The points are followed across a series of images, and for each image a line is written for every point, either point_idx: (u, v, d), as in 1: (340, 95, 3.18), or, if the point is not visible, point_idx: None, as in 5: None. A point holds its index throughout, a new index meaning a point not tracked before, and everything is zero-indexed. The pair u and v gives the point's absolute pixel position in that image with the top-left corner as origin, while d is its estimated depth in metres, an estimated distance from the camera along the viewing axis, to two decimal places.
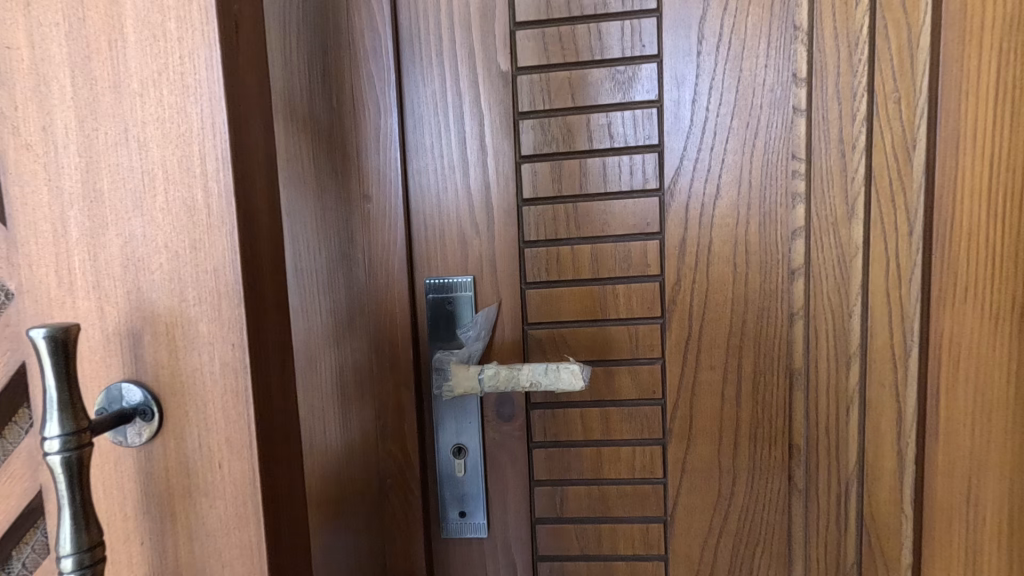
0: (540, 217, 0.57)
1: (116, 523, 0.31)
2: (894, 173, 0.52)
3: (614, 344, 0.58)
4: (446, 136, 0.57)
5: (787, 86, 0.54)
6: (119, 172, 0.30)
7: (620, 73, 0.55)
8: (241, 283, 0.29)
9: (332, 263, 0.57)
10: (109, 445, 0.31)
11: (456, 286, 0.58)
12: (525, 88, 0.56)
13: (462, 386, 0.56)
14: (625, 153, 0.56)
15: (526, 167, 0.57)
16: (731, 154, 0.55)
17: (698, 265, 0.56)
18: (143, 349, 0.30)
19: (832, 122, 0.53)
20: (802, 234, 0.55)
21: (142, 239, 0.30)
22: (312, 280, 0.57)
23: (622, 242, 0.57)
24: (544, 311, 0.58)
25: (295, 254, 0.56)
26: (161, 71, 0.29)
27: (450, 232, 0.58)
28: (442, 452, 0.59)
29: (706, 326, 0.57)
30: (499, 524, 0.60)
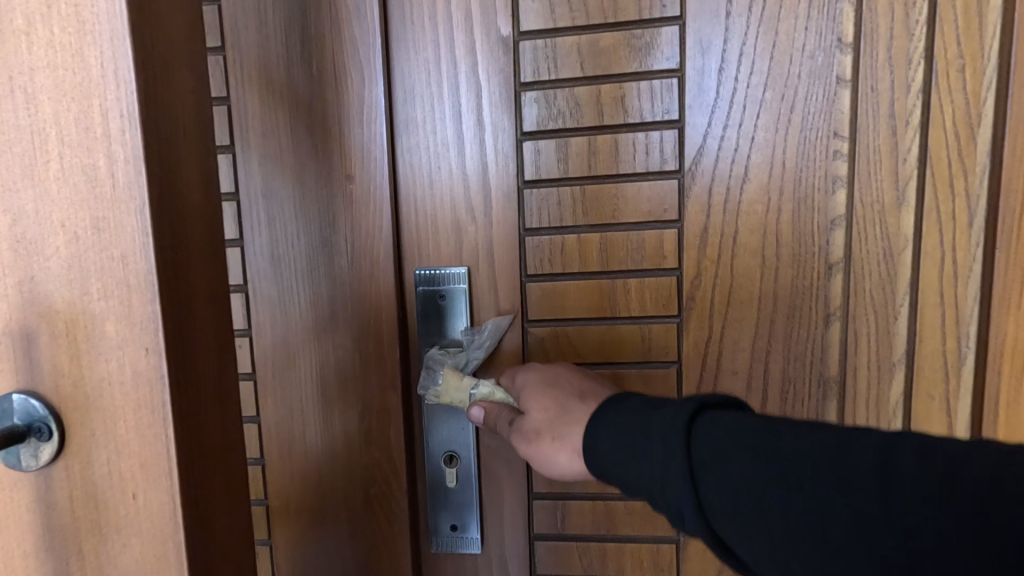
0: (543, 202, 0.51)
1: (15, 558, 0.28)
2: (954, 153, 0.46)
3: (623, 345, 0.52)
4: (438, 109, 0.51)
5: (829, 52, 0.47)
6: (5, 134, 0.26)
7: (636, 38, 0.48)
8: (157, 273, 0.25)
9: (312, 250, 0.52)
10: (4, 467, 0.27)
11: (449, 277, 0.52)
12: (527, 56, 0.50)
13: (452, 396, 0.50)
14: (639, 129, 0.49)
15: (528, 145, 0.51)
16: (762, 131, 0.48)
17: (720, 258, 0.50)
18: (39, 353, 0.26)
19: (881, 93, 0.46)
20: (843, 224, 0.48)
21: (33, 217, 0.26)
22: (291, 268, 0.52)
23: (635, 230, 0.50)
24: (545, 306, 0.52)
25: (272, 240, 0.52)
26: (51, 5, 0.25)
27: (444, 218, 0.52)
28: (432, 460, 0.54)
29: (728, 327, 0.51)
30: (493, 540, 0.55)
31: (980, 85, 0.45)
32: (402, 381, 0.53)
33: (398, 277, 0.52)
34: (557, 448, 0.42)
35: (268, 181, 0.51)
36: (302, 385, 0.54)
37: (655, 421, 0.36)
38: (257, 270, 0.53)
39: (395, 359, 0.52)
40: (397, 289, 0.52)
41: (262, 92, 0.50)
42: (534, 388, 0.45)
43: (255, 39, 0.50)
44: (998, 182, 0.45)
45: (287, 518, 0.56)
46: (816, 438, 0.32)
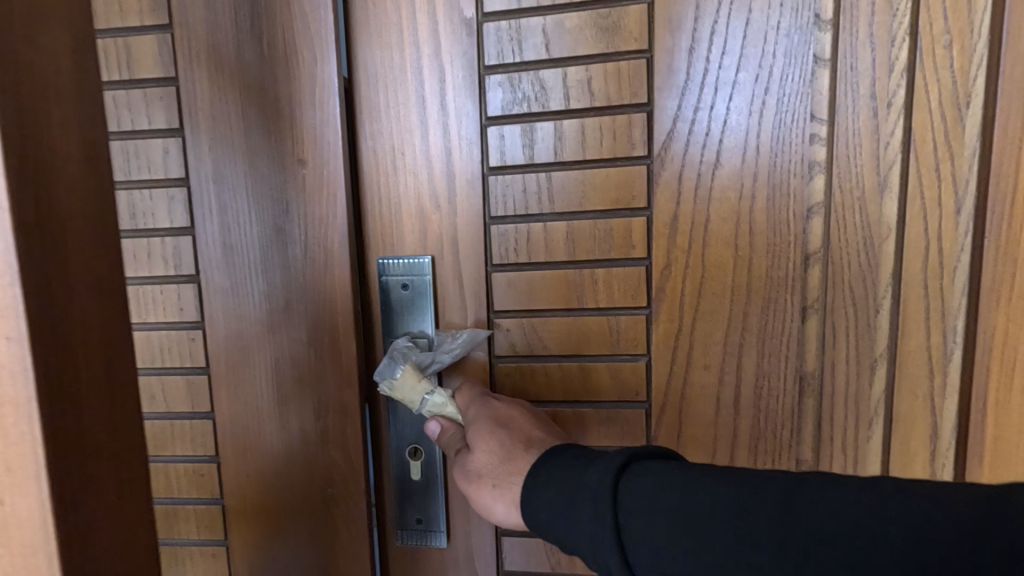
0: (508, 189, 0.49)
1: None
2: (940, 136, 0.43)
3: (591, 339, 0.49)
4: (396, 91, 0.48)
5: (807, 30, 0.44)
6: None
7: (603, 18, 0.46)
8: (24, 256, 0.25)
9: (264, 239, 0.50)
10: None
11: (412, 268, 0.50)
12: (490, 37, 0.47)
13: (405, 395, 0.48)
14: (607, 112, 0.47)
15: (491, 130, 0.48)
16: (734, 114, 0.46)
17: (691, 246, 0.47)
18: None
19: (862, 75, 0.43)
20: (822, 211, 0.45)
21: None
22: (243, 258, 0.50)
23: (602, 218, 0.48)
24: (511, 298, 0.50)
25: (224, 228, 0.50)
26: None
27: (405, 206, 0.49)
28: (397, 451, 0.52)
29: (699, 320, 0.48)
30: (458, 537, 0.53)
31: (966, 64, 0.42)
32: (359, 376, 0.50)
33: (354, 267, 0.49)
34: (497, 497, 0.41)
35: (219, 166, 0.49)
36: (256, 379, 0.52)
37: (587, 475, 0.34)
38: (209, 259, 0.51)
39: (352, 352, 0.50)
40: (354, 279, 0.49)
41: (212, 72, 0.48)
42: (482, 429, 0.44)
43: (204, 17, 0.48)
44: (987, 167, 0.43)
45: (244, 518, 0.54)
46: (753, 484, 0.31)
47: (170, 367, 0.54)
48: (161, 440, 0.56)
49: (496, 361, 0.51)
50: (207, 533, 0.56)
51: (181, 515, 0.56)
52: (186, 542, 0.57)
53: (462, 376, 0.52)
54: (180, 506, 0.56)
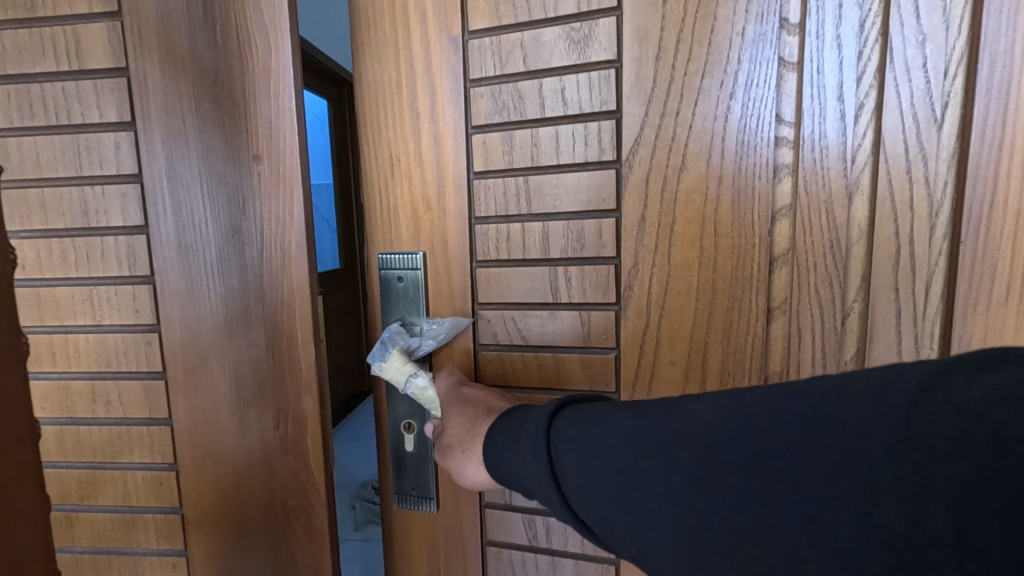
0: (489, 188, 0.78)
1: None
2: (842, 157, 0.65)
3: (566, 325, 0.78)
4: (450, 90, 0.77)
5: (763, 57, 0.66)
6: None
7: (575, 32, 0.71)
8: None
9: (222, 238, 0.62)
10: None
11: (410, 261, 0.82)
12: (474, 55, 0.76)
13: (393, 374, 0.78)
14: (580, 120, 0.73)
15: (476, 135, 0.77)
16: (698, 119, 0.70)
17: (664, 223, 0.73)
18: None
19: (755, 98, 0.67)
20: (786, 218, 0.68)
21: None
22: (196, 257, 0.63)
23: (572, 220, 0.75)
24: (493, 281, 0.80)
25: (179, 216, 0.62)
26: None
27: (402, 204, 0.82)
28: (396, 424, 0.85)
29: (664, 307, 0.74)
30: (453, 508, 0.85)
31: (944, 68, 0.60)
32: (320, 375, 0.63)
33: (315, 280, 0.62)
34: (467, 454, 0.69)
35: (163, 183, 0.62)
36: (211, 377, 0.64)
37: (527, 427, 0.58)
38: (161, 247, 0.63)
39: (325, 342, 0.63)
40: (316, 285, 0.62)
41: (164, 75, 0.60)
42: (455, 412, 0.72)
43: (154, 9, 0.60)
44: (964, 168, 0.61)
45: (186, 491, 0.67)
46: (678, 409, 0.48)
47: (121, 326, 0.65)
48: (121, 449, 0.67)
49: (480, 345, 0.83)
50: (156, 501, 0.68)
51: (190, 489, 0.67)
52: (190, 510, 0.68)
53: (449, 356, 0.84)
54: (130, 471, 0.68)
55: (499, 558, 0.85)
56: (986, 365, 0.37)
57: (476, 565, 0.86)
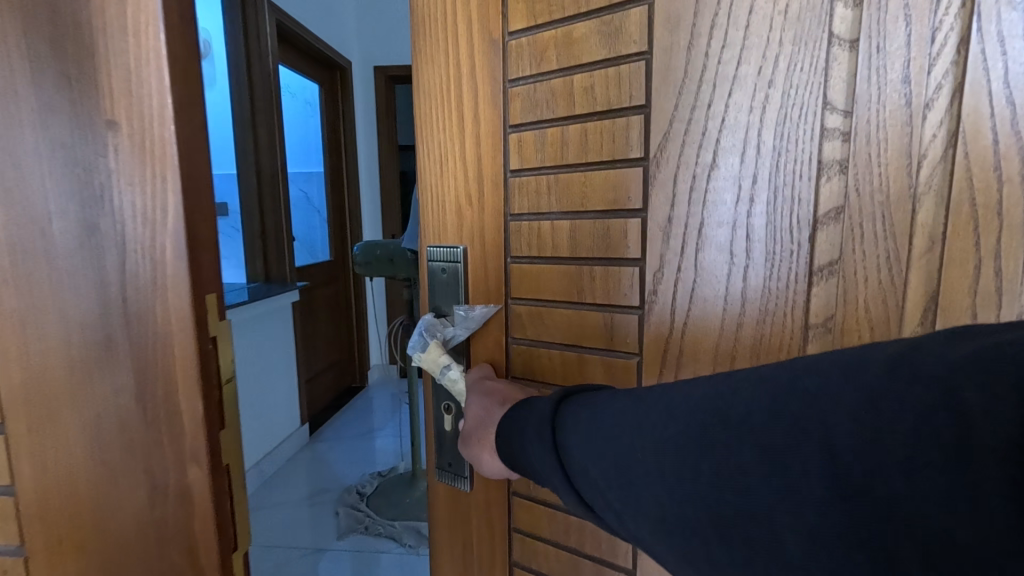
0: (524, 185, 0.80)
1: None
2: (905, 151, 0.54)
3: (593, 323, 0.77)
4: (490, 91, 0.80)
5: (821, 41, 0.57)
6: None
7: (608, 26, 0.69)
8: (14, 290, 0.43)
9: (66, 250, 0.60)
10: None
11: (453, 254, 0.89)
12: (513, 54, 0.78)
13: (433, 362, 0.88)
14: (608, 116, 0.71)
15: (513, 135, 0.80)
16: (733, 109, 0.63)
17: (690, 228, 0.67)
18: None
19: (798, 82, 0.59)
20: (828, 223, 0.59)
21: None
22: (36, 265, 0.61)
23: (601, 219, 0.73)
24: (524, 276, 0.83)
25: (16, 226, 0.61)
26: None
27: (452, 203, 0.88)
28: (440, 404, 0.96)
29: (692, 309, 0.68)
30: (484, 493, 0.95)
31: None
32: (223, 408, 0.64)
33: (201, 295, 0.61)
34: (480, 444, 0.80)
35: (20, 171, 0.60)
36: (94, 393, 0.62)
37: (536, 410, 0.71)
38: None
39: (213, 350, 0.62)
40: (193, 300, 0.60)
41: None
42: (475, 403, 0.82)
43: None
44: None
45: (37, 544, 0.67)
46: (687, 406, 0.54)
47: None
48: None
49: (514, 338, 0.87)
50: None
51: (112, 502, 0.64)
52: (118, 532, 0.65)
53: (484, 342, 0.90)
54: None
55: (525, 546, 0.91)
56: (957, 336, 0.43)
57: (503, 545, 0.94)
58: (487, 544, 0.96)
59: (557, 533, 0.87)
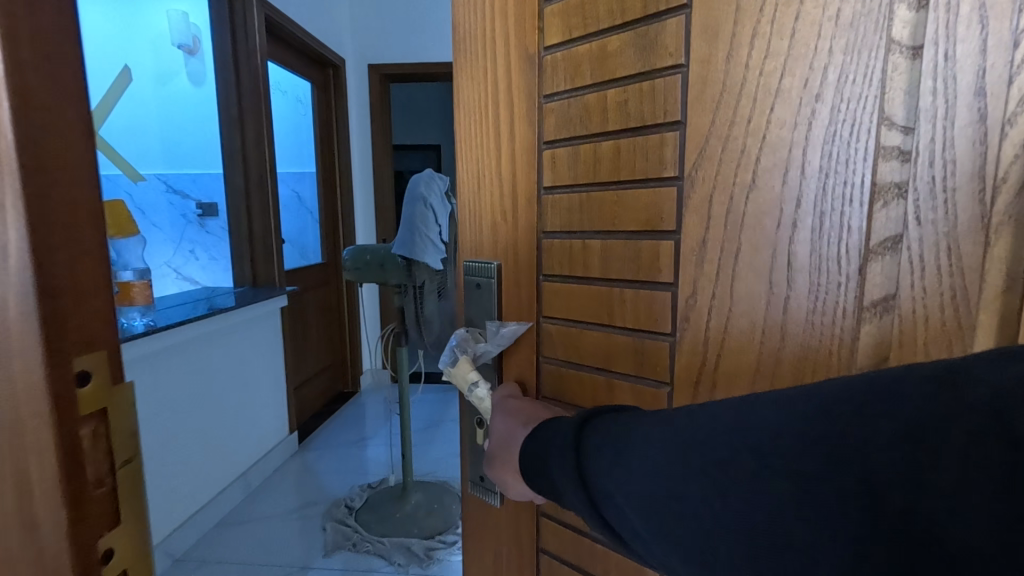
0: (556, 203, 0.77)
1: None
2: (975, 178, 0.46)
3: (622, 347, 0.74)
4: (525, 106, 0.78)
5: (877, 49, 0.49)
6: None
7: (644, 36, 0.64)
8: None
9: None
10: None
11: (486, 269, 0.87)
12: (549, 68, 0.75)
13: (460, 378, 0.86)
14: (641, 133, 0.66)
15: (547, 151, 0.77)
16: (774, 125, 0.56)
17: (726, 252, 0.62)
18: None
19: (851, 95, 0.51)
20: (881, 254, 0.52)
21: None
22: None
23: (633, 240, 0.69)
24: (556, 294, 0.81)
25: None
26: None
27: (486, 218, 0.87)
28: (473, 419, 0.97)
29: (728, 339, 0.63)
30: (513, 511, 0.95)
31: None
32: (121, 500, 0.40)
33: (65, 362, 0.36)
34: (500, 468, 0.77)
35: None
36: None
37: (556, 433, 0.67)
38: None
39: (100, 435, 0.38)
40: (52, 371, 0.36)
41: None
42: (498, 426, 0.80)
43: None
44: None
45: None
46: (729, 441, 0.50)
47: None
48: None
49: (544, 357, 0.85)
50: None
51: None
52: None
53: (513, 358, 0.89)
54: None
55: (550, 566, 0.90)
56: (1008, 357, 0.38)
57: (531, 564, 0.93)
58: (514, 560, 0.96)
59: (584, 557, 0.85)
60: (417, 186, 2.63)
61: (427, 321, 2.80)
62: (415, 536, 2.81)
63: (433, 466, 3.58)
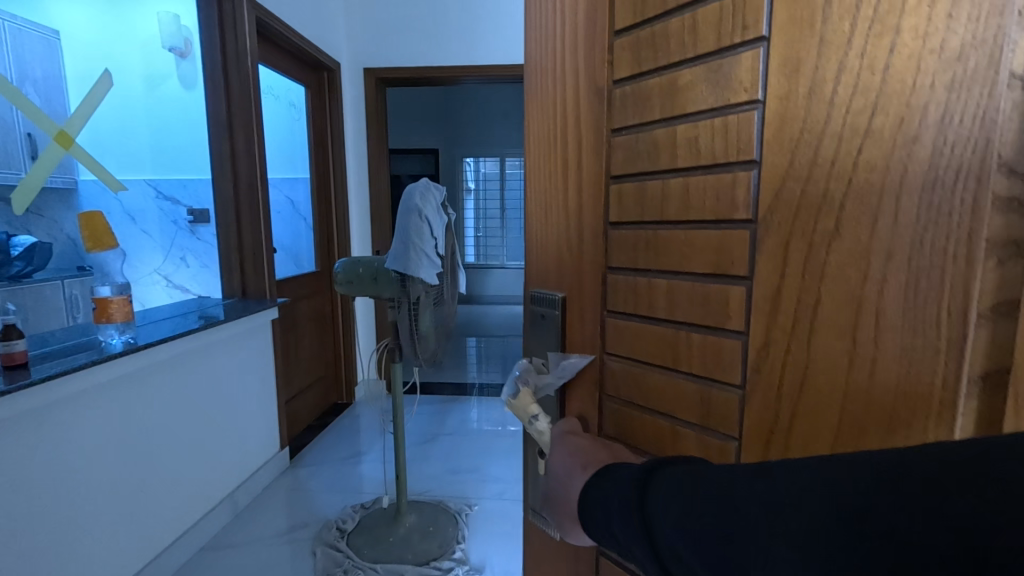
0: (622, 239, 0.73)
1: None
2: None
3: (686, 393, 0.67)
4: (594, 139, 0.75)
5: (990, 88, 0.41)
6: None
7: (716, 70, 0.58)
8: None
9: None
10: None
11: (551, 302, 0.85)
12: (619, 104, 0.71)
13: (522, 411, 0.85)
14: (714, 172, 0.59)
15: (614, 187, 0.73)
16: (862, 168, 0.48)
17: (803, 304, 0.54)
18: None
19: (955, 139, 0.43)
20: (988, 322, 0.44)
21: None
22: None
23: (702, 281, 0.63)
24: (621, 332, 0.76)
25: None
26: None
27: (554, 250, 0.85)
28: (534, 447, 0.94)
29: (805, 392, 0.55)
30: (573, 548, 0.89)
31: None
32: None
33: None
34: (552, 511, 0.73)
35: None
36: None
37: (613, 476, 0.60)
38: None
39: None
40: None
41: None
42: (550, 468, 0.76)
43: None
44: None
45: None
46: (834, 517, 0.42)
47: None
48: None
49: (607, 395, 0.80)
50: None
51: None
52: None
53: (577, 391, 0.85)
54: None
55: None
56: None
57: None
58: None
59: None
60: (415, 195, 2.50)
61: (423, 338, 2.68)
62: (410, 564, 2.68)
63: (427, 483, 3.46)
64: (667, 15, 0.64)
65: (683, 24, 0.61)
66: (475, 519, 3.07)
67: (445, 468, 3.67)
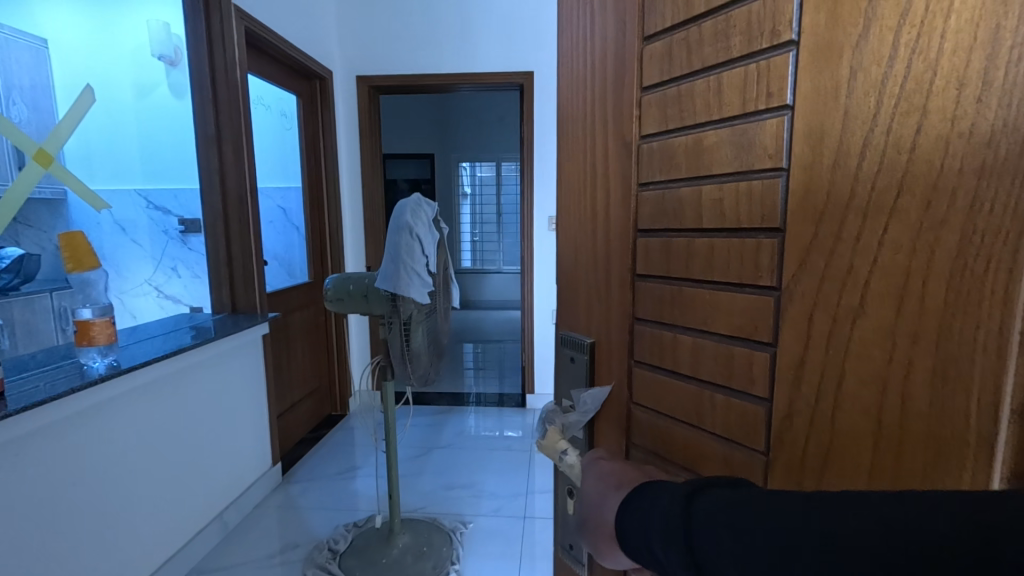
0: (648, 291, 0.69)
1: None
2: None
3: (710, 452, 0.63)
4: (620, 189, 0.71)
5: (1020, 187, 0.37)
6: None
7: (740, 135, 0.54)
8: None
9: None
10: None
11: (578, 345, 0.81)
12: (647, 160, 0.67)
13: (551, 448, 0.77)
14: (738, 235, 0.56)
15: (642, 240, 0.69)
16: (887, 248, 0.44)
17: (825, 378, 0.50)
18: None
19: (986, 228, 0.39)
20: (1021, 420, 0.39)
21: None
22: None
23: (726, 342, 0.59)
24: (649, 385, 0.71)
25: None
26: None
27: (582, 296, 0.81)
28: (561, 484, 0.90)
29: (828, 469, 0.50)
30: None
31: None
32: None
33: None
34: None
35: None
36: None
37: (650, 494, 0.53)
38: None
39: None
40: None
41: None
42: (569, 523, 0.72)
43: None
44: None
45: None
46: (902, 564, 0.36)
47: None
48: None
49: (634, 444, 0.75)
50: None
51: None
52: None
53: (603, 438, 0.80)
54: None
55: None
56: None
57: None
58: None
59: None
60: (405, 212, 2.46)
61: (415, 355, 2.62)
62: None
63: (422, 501, 3.39)
64: (693, 74, 0.60)
65: (708, 85, 0.58)
66: (472, 539, 3.00)
67: (442, 485, 3.60)
